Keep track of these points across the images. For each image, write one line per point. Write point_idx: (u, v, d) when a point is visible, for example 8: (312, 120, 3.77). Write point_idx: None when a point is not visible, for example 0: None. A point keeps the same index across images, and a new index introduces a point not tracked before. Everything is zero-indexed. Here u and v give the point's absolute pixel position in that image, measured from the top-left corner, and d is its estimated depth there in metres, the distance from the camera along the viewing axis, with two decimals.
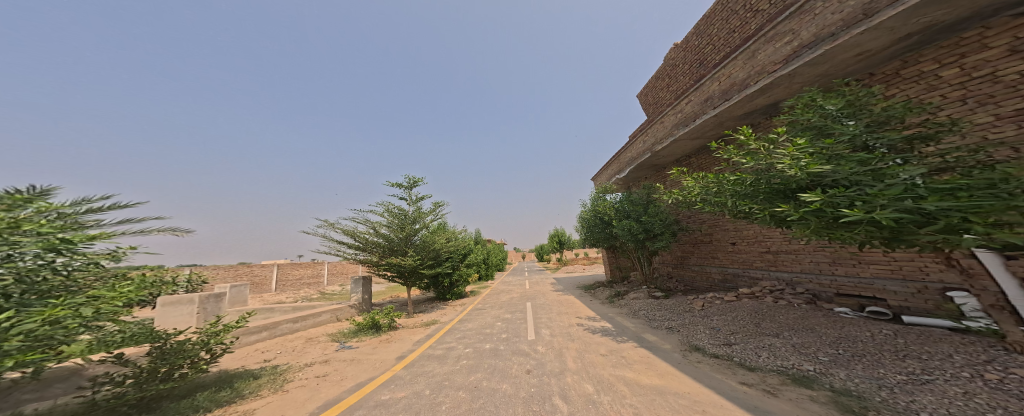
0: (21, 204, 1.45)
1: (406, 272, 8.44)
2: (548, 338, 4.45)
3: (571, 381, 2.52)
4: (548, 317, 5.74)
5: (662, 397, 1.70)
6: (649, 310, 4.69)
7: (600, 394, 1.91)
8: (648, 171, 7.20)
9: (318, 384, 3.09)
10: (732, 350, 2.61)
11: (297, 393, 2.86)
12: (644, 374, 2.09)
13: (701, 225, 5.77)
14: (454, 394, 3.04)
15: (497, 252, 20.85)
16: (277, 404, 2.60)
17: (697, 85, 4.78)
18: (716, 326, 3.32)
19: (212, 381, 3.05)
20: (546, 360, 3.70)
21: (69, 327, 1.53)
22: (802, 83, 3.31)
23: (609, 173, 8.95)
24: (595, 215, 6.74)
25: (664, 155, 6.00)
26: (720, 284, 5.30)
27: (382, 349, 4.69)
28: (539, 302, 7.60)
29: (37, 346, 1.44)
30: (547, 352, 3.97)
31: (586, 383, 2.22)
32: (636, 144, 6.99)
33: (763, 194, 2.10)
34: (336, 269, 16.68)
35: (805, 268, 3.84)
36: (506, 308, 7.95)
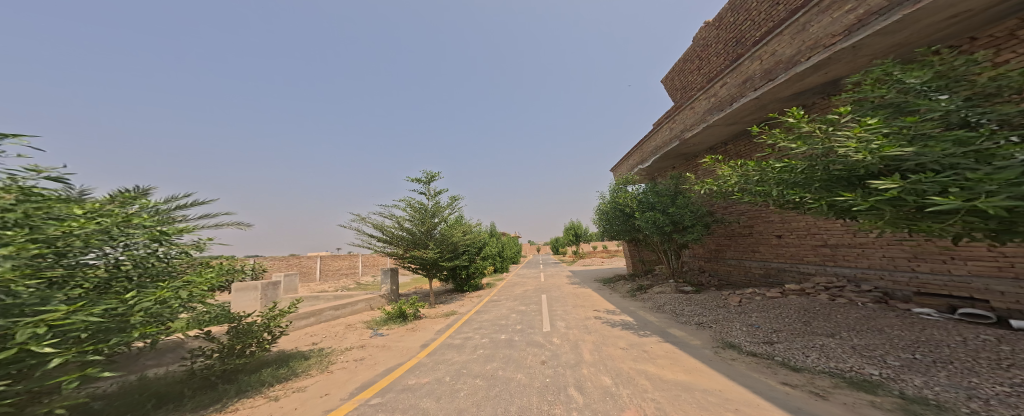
0: (130, 202, 1.75)
1: (427, 265, 8.74)
2: (565, 330, 4.45)
3: (588, 373, 2.52)
4: (563, 310, 5.74)
5: (689, 394, 1.67)
6: (676, 304, 4.60)
7: (619, 387, 1.91)
8: (676, 160, 6.96)
9: (355, 367, 3.31)
10: (774, 348, 2.51)
11: (340, 374, 3.08)
12: (668, 370, 2.06)
13: (740, 217, 5.57)
14: (471, 382, 3.14)
15: (512, 245, 21.08)
16: (325, 383, 2.84)
17: (734, 65, 4.50)
18: (756, 323, 3.19)
19: (275, 358, 3.36)
20: (561, 352, 3.72)
21: (173, 307, 1.80)
22: (872, 56, 2.99)
23: (630, 163, 8.68)
24: (615, 207, 6.62)
25: (694, 143, 5.72)
26: (762, 279, 5.12)
27: (408, 338, 4.90)
28: (554, 294, 7.64)
29: (153, 321, 1.72)
30: (562, 344, 3.98)
31: (604, 375, 2.22)
32: (661, 131, 6.74)
33: (820, 182, 1.95)
34: (371, 261, 17.51)
35: (874, 263, 3.53)
36: (521, 300, 8.04)
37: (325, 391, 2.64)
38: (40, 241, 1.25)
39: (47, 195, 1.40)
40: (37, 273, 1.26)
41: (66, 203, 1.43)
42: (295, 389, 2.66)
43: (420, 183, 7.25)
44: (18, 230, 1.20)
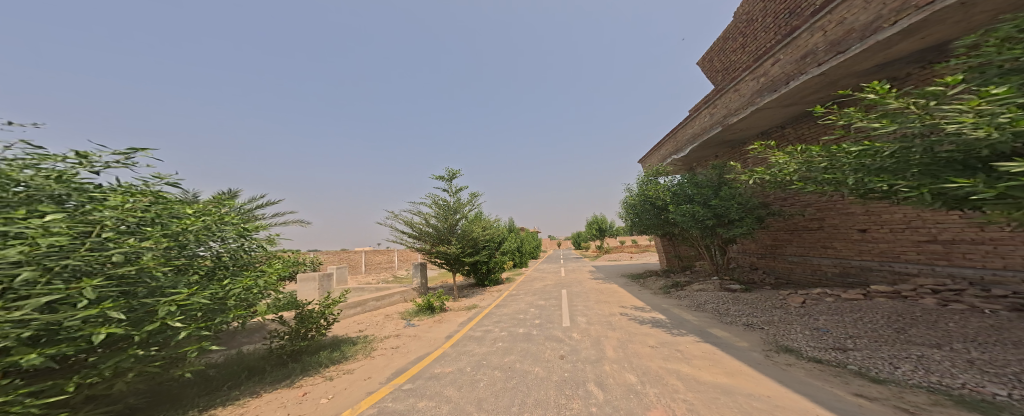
0: (222, 205, 2.43)
1: (450, 260, 8.99)
2: (585, 326, 4.41)
3: (609, 369, 2.50)
4: (584, 305, 5.67)
5: (729, 397, 1.60)
6: (717, 303, 4.41)
7: (645, 385, 1.87)
8: (721, 147, 6.54)
9: (390, 354, 3.50)
10: (845, 356, 2.28)
11: (380, 359, 3.29)
12: (706, 372, 1.97)
13: (805, 209, 5.09)
14: (490, 373, 3.21)
15: (531, 240, 21.17)
16: (368, 367, 3.05)
17: (789, 39, 4.06)
18: (824, 327, 2.94)
19: (330, 342, 3.73)
20: (581, 348, 3.69)
21: (256, 292, 2.35)
22: (991, 12, 2.46)
23: (662, 154, 8.32)
24: (645, 200, 6.42)
25: (739, 128, 5.37)
26: (835, 279, 4.65)
27: (435, 329, 5.10)
28: (574, 289, 7.57)
29: (244, 305, 2.26)
30: (582, 339, 3.95)
31: (628, 373, 2.17)
32: (699, 117, 6.35)
33: (920, 166, 1.63)
34: (405, 255, 18.40)
35: (1015, 263, 2.92)
36: (540, 295, 8.06)
37: (366, 375, 2.85)
38: (165, 234, 1.85)
39: (173, 198, 2.07)
40: (170, 259, 1.87)
41: (183, 204, 2.09)
42: (344, 371, 2.92)
43: (441, 180, 7.45)
44: (153, 227, 1.82)
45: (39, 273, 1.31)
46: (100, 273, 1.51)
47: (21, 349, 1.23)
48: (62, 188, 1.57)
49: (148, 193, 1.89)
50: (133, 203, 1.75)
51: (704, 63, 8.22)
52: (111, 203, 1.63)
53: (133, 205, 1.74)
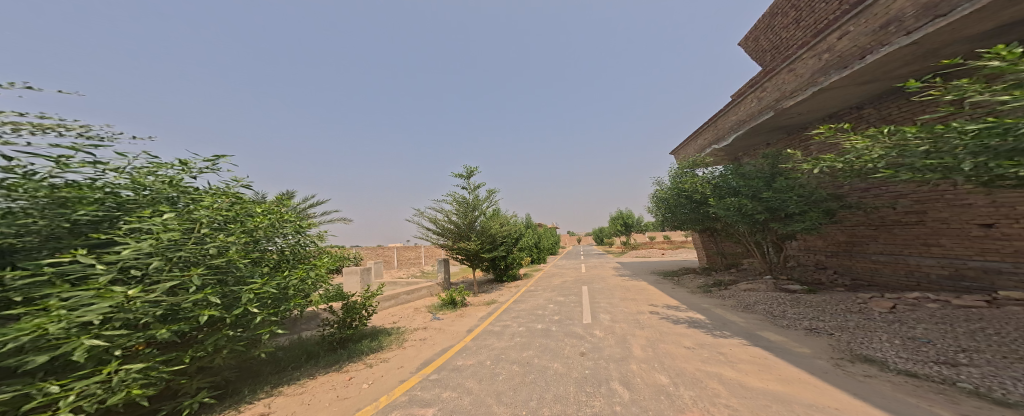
0: (283, 204, 2.70)
1: (470, 255, 9.15)
2: (608, 324, 4.31)
3: (637, 369, 2.40)
4: (606, 302, 5.55)
5: (780, 405, 1.49)
6: (771, 305, 4.11)
7: (680, 387, 1.78)
8: (778, 133, 5.98)
9: (417, 345, 3.66)
10: (948, 370, 1.91)
11: (412, 350, 3.46)
12: (752, 376, 1.86)
13: (893, 200, 4.37)
14: (509, 367, 3.22)
15: (549, 236, 21.02)
16: (403, 356, 3.24)
17: (863, 7, 3.49)
18: (925, 338, 2.48)
19: (372, 332, 4.05)
20: (604, 345, 3.61)
21: (312, 283, 2.60)
22: None
23: (702, 143, 7.83)
24: (681, 194, 6.21)
25: (797, 112, 4.88)
26: (940, 282, 3.91)
27: (457, 323, 5.22)
28: (596, 286, 7.43)
29: (303, 294, 2.50)
30: (605, 336, 3.85)
31: (659, 374, 2.08)
32: (746, 102, 5.88)
33: None
34: (428, 251, 19.02)
35: None
36: (558, 291, 8.00)
37: (399, 364, 3.01)
38: (243, 230, 2.13)
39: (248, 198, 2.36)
40: (247, 252, 2.16)
41: (255, 204, 2.37)
42: (380, 360, 3.12)
43: (461, 178, 7.55)
44: (236, 224, 2.11)
45: (164, 263, 1.62)
46: (203, 263, 1.80)
47: (156, 325, 1.54)
48: (174, 191, 1.92)
49: (230, 194, 2.18)
50: (221, 203, 2.05)
51: (757, 42, 7.48)
52: (206, 203, 1.93)
53: (221, 205, 2.04)
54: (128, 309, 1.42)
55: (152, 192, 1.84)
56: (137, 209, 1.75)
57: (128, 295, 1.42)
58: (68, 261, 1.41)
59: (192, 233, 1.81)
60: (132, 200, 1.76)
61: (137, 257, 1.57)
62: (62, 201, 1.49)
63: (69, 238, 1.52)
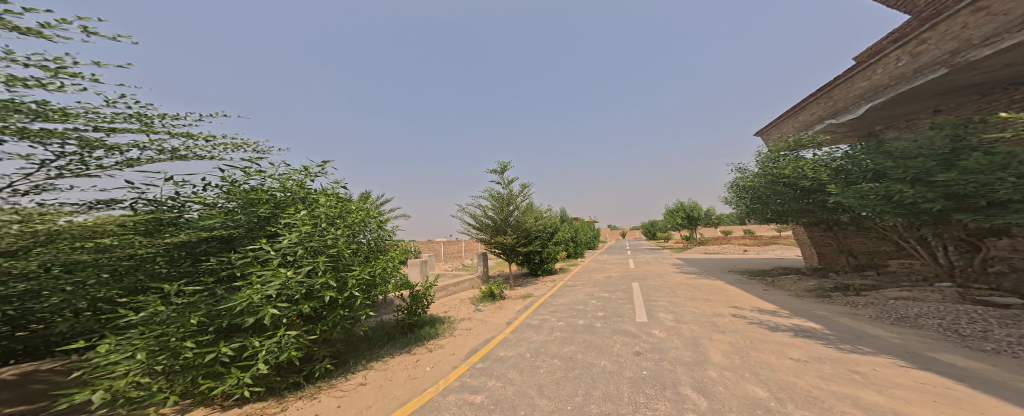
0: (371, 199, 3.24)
1: (507, 249, 9.26)
2: (670, 324, 4.01)
3: (716, 377, 2.22)
4: (661, 301, 5.20)
5: None
6: (948, 322, 3.23)
7: (788, 405, 1.57)
8: (959, 94, 4.64)
9: (463, 334, 4.00)
10: None
11: (465, 338, 3.88)
12: (886, 398, 1.58)
13: None
14: (550, 361, 3.18)
15: (586, 230, 20.36)
16: (457, 342, 3.76)
17: None
18: None
19: (431, 319, 4.78)
20: (667, 347, 3.38)
21: (393, 270, 3.13)
22: None
23: (812, 116, 6.64)
24: (792, 181, 5.80)
25: (991, 63, 3.73)
26: None
27: (498, 315, 5.33)
28: (649, 283, 6.98)
29: (386, 280, 3.07)
30: (667, 338, 3.60)
31: (755, 385, 1.87)
32: (884, 62, 4.76)
33: None
34: (466, 246, 19.75)
35: None
36: (602, 287, 7.72)
37: (452, 351, 3.45)
38: (344, 224, 2.75)
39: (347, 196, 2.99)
40: (349, 243, 2.78)
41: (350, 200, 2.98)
42: (437, 346, 3.62)
43: (497, 173, 7.61)
44: (340, 220, 2.74)
45: (301, 252, 2.34)
46: (321, 253, 2.43)
47: (301, 302, 2.23)
48: (302, 193, 2.75)
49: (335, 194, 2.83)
50: (329, 204, 2.72)
51: None
52: (320, 205, 2.57)
53: (330, 205, 2.73)
54: (287, 286, 2.14)
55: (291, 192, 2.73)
56: (285, 207, 2.66)
57: (288, 277, 2.15)
58: (257, 247, 2.27)
59: (322, 231, 2.53)
60: (282, 200, 2.65)
61: (290, 246, 2.36)
62: (251, 203, 2.48)
63: (256, 229, 2.49)
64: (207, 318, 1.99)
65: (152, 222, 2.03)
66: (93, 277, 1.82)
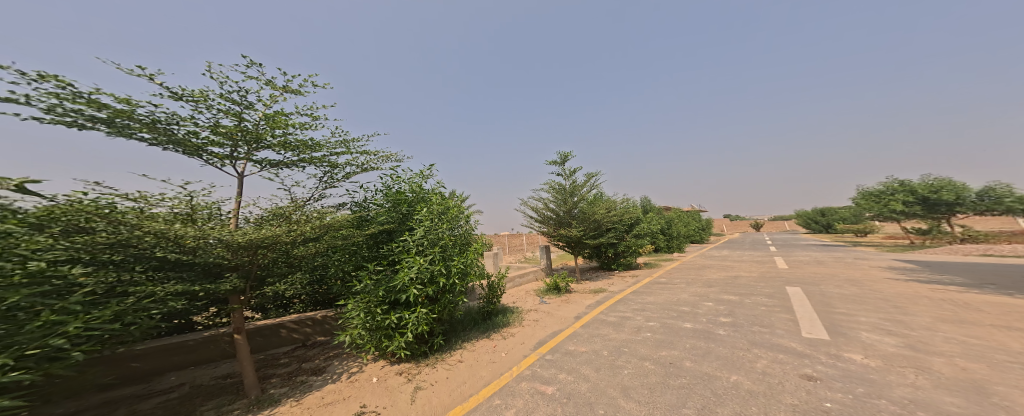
0: (455, 205, 4.93)
1: (573, 242, 9.01)
2: (891, 350, 2.96)
3: None
4: (855, 317, 4.00)
5: None
6: None
7: None
8: None
9: (533, 327, 5.55)
10: None
11: (532, 330, 5.42)
12: None
13: None
14: (638, 363, 3.54)
15: (686, 218, 17.89)
16: (525, 332, 5.30)
17: None
18: None
19: (503, 309, 6.76)
20: (888, 377, 2.54)
21: (469, 257, 4.79)
22: None
23: None
24: None
25: None
26: None
27: (563, 308, 6.67)
28: (817, 290, 5.51)
29: (469, 266, 4.71)
30: (876, 367, 2.75)
31: None
32: None
33: None
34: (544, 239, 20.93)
35: None
36: (723, 288, 6.79)
37: (522, 340, 4.87)
38: (440, 228, 4.55)
39: (439, 206, 4.83)
40: (446, 240, 4.60)
41: (441, 207, 4.84)
42: (509, 334, 5.23)
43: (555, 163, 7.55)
44: (437, 226, 4.54)
45: (415, 248, 4.28)
46: (429, 248, 4.34)
47: (424, 285, 4.08)
48: (411, 205, 4.78)
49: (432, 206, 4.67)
50: (427, 214, 4.58)
51: None
52: (422, 218, 4.39)
53: (428, 213, 4.60)
54: (416, 269, 3.97)
55: (408, 204, 4.77)
56: (405, 216, 4.69)
57: (417, 267, 4.00)
58: (402, 240, 4.24)
59: (434, 225, 4.54)
60: (406, 209, 4.71)
61: (421, 238, 4.35)
62: (394, 207, 4.62)
63: (398, 225, 4.60)
64: (385, 292, 3.99)
65: (363, 230, 4.13)
66: (337, 255, 4.34)
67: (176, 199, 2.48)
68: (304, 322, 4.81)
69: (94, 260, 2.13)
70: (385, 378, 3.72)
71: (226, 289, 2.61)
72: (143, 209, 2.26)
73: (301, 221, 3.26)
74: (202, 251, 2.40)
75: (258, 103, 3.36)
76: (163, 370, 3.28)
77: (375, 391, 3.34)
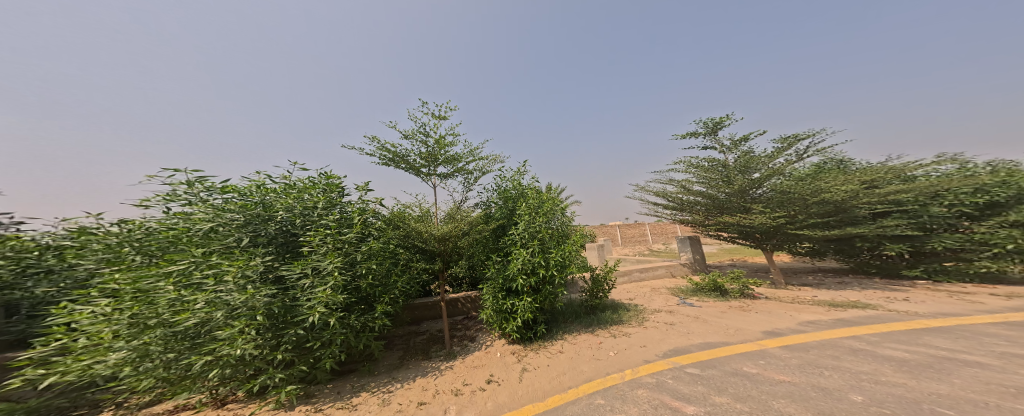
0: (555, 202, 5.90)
1: (749, 234, 7.23)
2: None
3: None
4: None
5: None
6: None
7: None
8: None
9: (666, 330, 5.34)
10: None
11: (653, 332, 5.33)
12: None
13: None
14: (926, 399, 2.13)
15: None
16: (643, 334, 5.29)
17: None
18: None
19: (614, 304, 7.27)
20: None
21: (570, 248, 5.59)
22: None
23: None
24: None
25: None
26: None
27: (727, 316, 5.70)
28: None
29: (570, 256, 5.57)
30: None
31: None
32: None
33: None
34: None
35: None
36: None
37: (643, 343, 4.88)
38: (543, 221, 5.53)
39: (546, 200, 5.97)
40: (544, 231, 5.47)
41: (546, 199, 6.00)
42: (623, 333, 5.45)
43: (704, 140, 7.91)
44: (540, 218, 5.54)
45: (516, 239, 5.49)
46: (536, 237, 5.41)
47: (533, 277, 5.16)
48: (523, 199, 6.12)
49: (542, 203, 5.79)
50: (535, 207, 5.71)
51: None
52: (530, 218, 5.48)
53: (531, 206, 5.71)
54: (522, 259, 5.11)
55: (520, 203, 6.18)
56: (515, 212, 6.11)
57: (524, 259, 5.12)
58: (516, 231, 5.53)
59: (533, 220, 5.54)
60: (524, 205, 5.91)
61: (525, 230, 5.44)
62: (512, 207, 6.16)
63: (512, 219, 6.09)
64: (504, 281, 5.34)
65: (488, 226, 5.76)
66: (472, 254, 5.83)
67: (421, 210, 5.55)
68: (465, 299, 7.22)
69: (407, 246, 5.22)
70: (505, 355, 5.00)
71: (433, 267, 5.42)
72: (413, 212, 5.32)
73: (460, 219, 5.49)
74: (430, 243, 5.15)
75: (432, 135, 6.14)
76: (422, 318, 6.94)
77: (499, 364, 4.62)
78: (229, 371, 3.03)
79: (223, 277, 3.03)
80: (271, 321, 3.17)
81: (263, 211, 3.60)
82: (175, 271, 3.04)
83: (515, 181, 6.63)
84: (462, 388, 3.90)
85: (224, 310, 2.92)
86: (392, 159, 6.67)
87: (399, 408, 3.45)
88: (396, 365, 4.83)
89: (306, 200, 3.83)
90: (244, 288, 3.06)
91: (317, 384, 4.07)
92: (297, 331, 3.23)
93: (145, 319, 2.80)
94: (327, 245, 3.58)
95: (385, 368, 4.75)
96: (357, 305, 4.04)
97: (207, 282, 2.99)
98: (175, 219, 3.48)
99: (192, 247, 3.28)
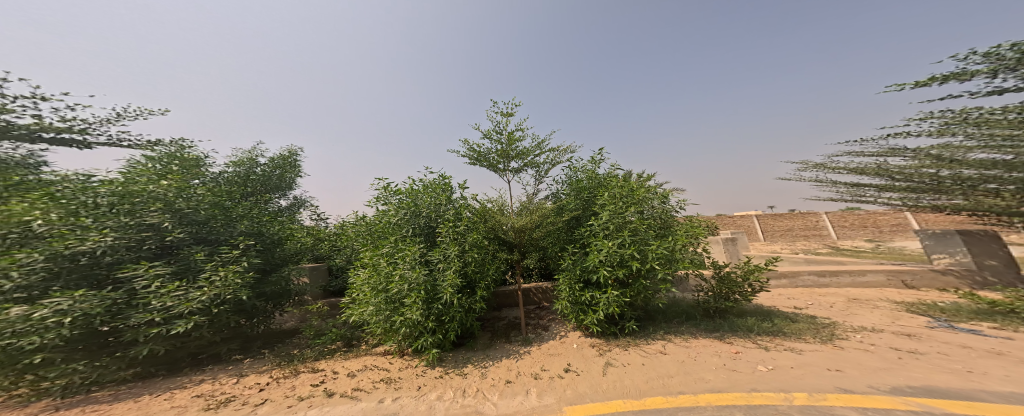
0: (639, 195, 5.70)
1: None
2: None
3: None
4: None
5: None
6: None
7: None
8: None
9: (910, 361, 4.29)
10: None
11: (869, 359, 4.39)
12: None
13: None
14: None
15: None
16: (830, 356, 4.48)
17: None
18: None
19: (762, 312, 6.56)
20: None
21: (671, 243, 5.34)
22: None
23: None
24: None
25: None
26: None
27: None
28: None
29: (668, 249, 5.29)
30: None
31: None
32: None
33: None
34: None
35: None
36: None
37: (837, 368, 4.03)
38: (634, 213, 5.46)
39: (631, 189, 5.91)
40: (626, 227, 5.34)
41: (628, 188, 5.95)
42: (789, 349, 4.77)
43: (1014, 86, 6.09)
44: (621, 211, 5.49)
45: (590, 234, 5.81)
46: (624, 229, 5.35)
47: (619, 270, 5.09)
48: (597, 189, 6.34)
49: (624, 194, 5.75)
50: (612, 198, 5.73)
51: None
52: (609, 210, 5.48)
53: (611, 197, 5.77)
54: (610, 254, 5.10)
55: (590, 195, 6.37)
56: (588, 204, 6.37)
57: (610, 252, 5.09)
58: (595, 222, 5.64)
59: (618, 210, 5.50)
60: (602, 196, 6.01)
61: (606, 222, 5.48)
62: (589, 196, 6.38)
63: (586, 211, 6.35)
64: (585, 274, 5.52)
65: (560, 218, 6.27)
66: (551, 243, 6.58)
67: (502, 205, 6.69)
68: (536, 289, 7.62)
69: (499, 242, 6.44)
70: (581, 346, 5.30)
71: (519, 258, 6.46)
72: (502, 206, 6.58)
73: (533, 212, 6.25)
74: (509, 234, 6.18)
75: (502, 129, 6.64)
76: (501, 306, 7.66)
77: (575, 356, 4.88)
78: (411, 330, 4.80)
79: (405, 255, 5.14)
80: (427, 295, 4.89)
81: (414, 208, 6.04)
82: (387, 253, 5.42)
83: (583, 172, 6.82)
84: (541, 374, 4.30)
85: (405, 283, 4.80)
86: (476, 158, 7.76)
87: (491, 381, 4.15)
88: (488, 345, 5.81)
89: (435, 198, 6.17)
90: (413, 269, 4.97)
91: (446, 350, 5.36)
92: (438, 305, 4.85)
93: (375, 285, 5.03)
94: (449, 247, 5.34)
95: (481, 346, 5.80)
96: (466, 290, 5.55)
97: (400, 261, 5.06)
98: (383, 214, 6.21)
99: (390, 235, 5.82)
